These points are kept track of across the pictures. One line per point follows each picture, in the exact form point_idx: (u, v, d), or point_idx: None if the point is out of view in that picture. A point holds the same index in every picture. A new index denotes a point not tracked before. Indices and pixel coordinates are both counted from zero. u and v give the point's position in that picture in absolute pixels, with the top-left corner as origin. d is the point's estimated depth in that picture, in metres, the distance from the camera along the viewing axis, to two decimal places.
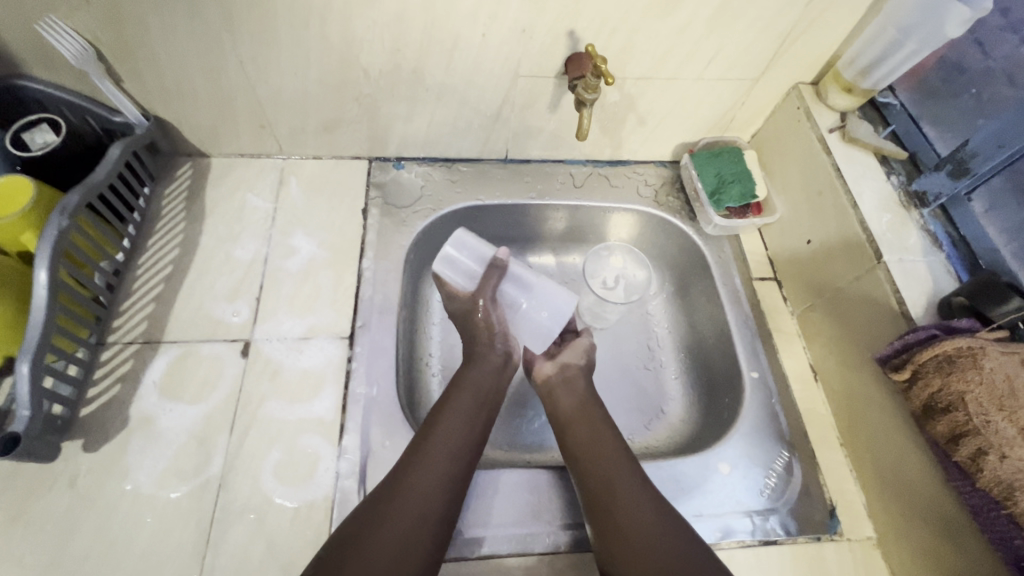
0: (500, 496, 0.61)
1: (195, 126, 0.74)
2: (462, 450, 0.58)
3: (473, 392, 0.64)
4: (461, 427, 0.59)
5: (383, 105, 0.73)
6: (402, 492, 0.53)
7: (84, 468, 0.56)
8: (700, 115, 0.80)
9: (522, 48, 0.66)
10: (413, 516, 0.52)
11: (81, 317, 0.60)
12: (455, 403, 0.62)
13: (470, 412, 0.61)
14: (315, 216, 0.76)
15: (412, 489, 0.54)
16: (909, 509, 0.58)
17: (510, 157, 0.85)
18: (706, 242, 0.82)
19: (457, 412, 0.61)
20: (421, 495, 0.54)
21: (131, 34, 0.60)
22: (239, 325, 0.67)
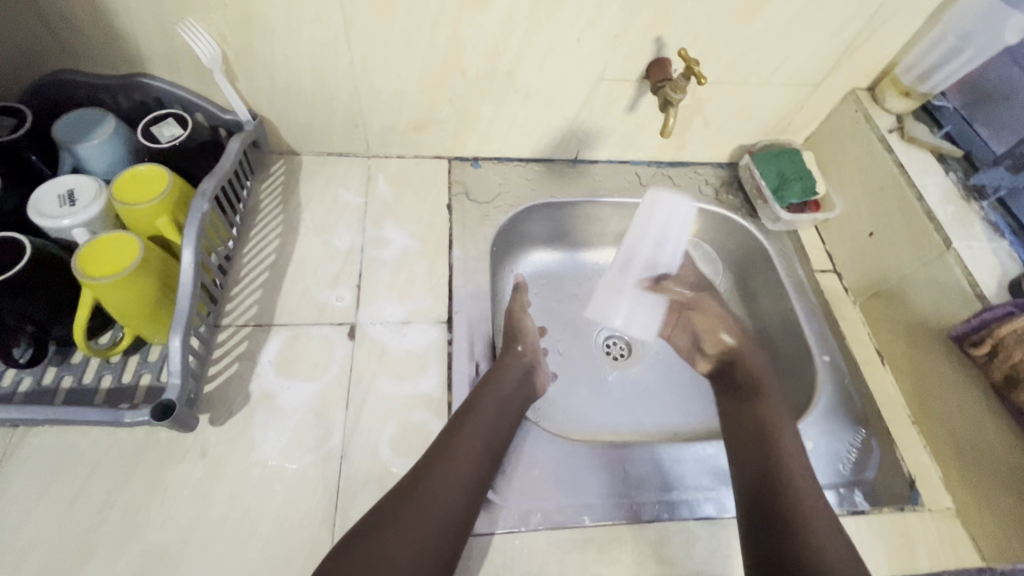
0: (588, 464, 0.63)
1: (293, 125, 0.78)
2: (472, 470, 0.56)
3: (493, 405, 0.62)
4: (477, 444, 0.58)
5: (472, 106, 0.78)
6: (409, 507, 0.52)
7: (212, 440, 0.59)
8: (761, 118, 0.86)
9: (610, 53, 0.72)
10: (429, 518, 0.52)
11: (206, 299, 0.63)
12: (476, 417, 0.60)
13: (488, 426, 0.60)
14: (405, 210, 0.80)
15: (420, 504, 0.52)
16: (989, 477, 0.62)
17: (580, 158, 0.90)
18: (768, 236, 0.87)
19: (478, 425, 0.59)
20: (429, 515, 0.52)
21: (257, 38, 0.65)
22: (343, 309, 0.70)
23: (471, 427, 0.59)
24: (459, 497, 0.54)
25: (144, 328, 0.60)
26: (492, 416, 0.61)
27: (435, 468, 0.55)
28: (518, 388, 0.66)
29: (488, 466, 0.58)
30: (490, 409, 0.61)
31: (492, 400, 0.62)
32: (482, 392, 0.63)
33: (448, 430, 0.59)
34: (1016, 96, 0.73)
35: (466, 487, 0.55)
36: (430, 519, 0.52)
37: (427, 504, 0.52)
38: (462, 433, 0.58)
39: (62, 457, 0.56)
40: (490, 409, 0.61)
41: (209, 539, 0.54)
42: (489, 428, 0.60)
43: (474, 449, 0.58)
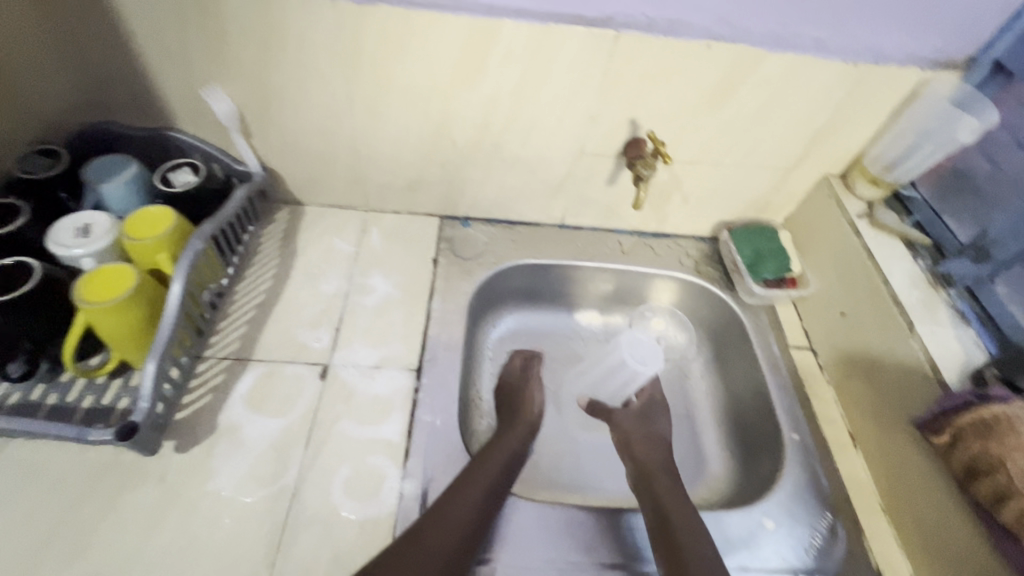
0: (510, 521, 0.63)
1: (299, 179, 0.86)
2: (472, 524, 0.57)
3: (507, 449, 0.67)
4: (479, 498, 0.59)
5: (463, 171, 0.85)
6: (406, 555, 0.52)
7: (173, 466, 0.61)
8: (739, 197, 0.90)
9: (589, 132, 0.78)
10: (453, 536, 0.55)
11: (191, 331, 0.67)
12: (480, 474, 0.62)
13: (489, 483, 0.61)
14: (392, 261, 0.85)
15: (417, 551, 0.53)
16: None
17: (565, 224, 0.95)
18: (744, 309, 0.88)
19: (480, 479, 0.61)
20: (445, 542, 0.54)
21: (272, 103, 0.74)
22: (319, 350, 0.74)
23: (475, 481, 0.61)
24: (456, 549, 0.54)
25: (129, 354, 0.65)
26: (494, 475, 0.62)
27: (436, 520, 0.56)
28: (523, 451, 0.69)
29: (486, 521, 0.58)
30: (497, 464, 0.64)
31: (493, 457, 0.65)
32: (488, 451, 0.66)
33: (453, 484, 0.60)
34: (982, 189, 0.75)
35: (463, 541, 0.55)
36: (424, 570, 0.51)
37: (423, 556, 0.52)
38: (466, 486, 0.60)
39: (30, 471, 0.59)
40: (495, 466, 0.64)
41: (150, 565, 0.55)
42: (490, 484, 0.61)
43: (474, 504, 0.58)
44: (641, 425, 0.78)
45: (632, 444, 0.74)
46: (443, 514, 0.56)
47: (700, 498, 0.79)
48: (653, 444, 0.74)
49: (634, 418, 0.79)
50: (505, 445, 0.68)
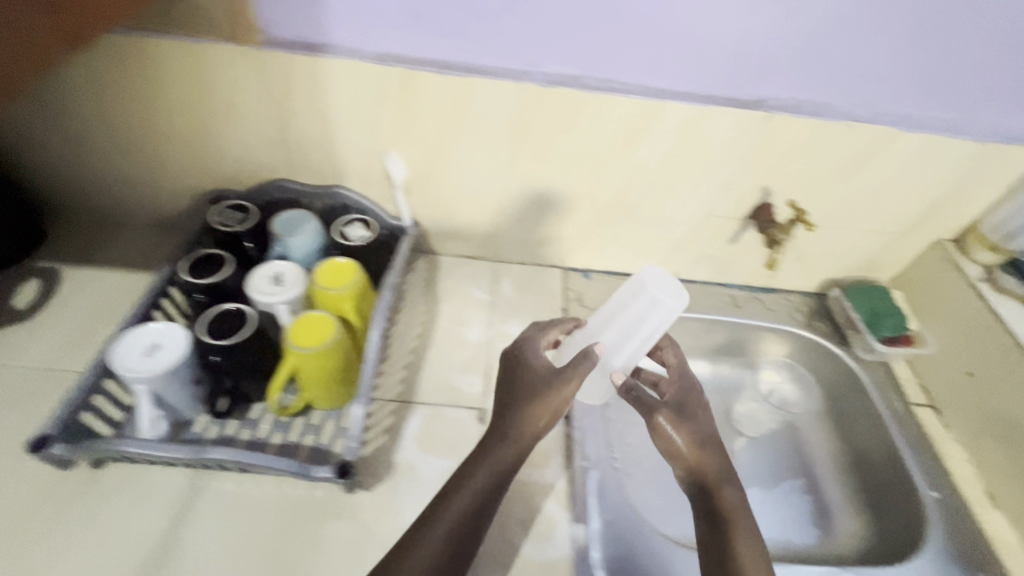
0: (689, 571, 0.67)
1: (441, 232, 0.93)
2: (471, 525, 0.57)
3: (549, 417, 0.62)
4: (470, 498, 0.58)
5: (594, 228, 0.91)
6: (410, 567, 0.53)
7: (363, 504, 0.65)
8: (851, 258, 0.94)
9: (722, 197, 0.84)
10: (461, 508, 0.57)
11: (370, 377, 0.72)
12: (476, 472, 0.59)
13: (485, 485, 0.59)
14: (527, 311, 0.91)
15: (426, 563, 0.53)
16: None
17: (679, 278, 1.00)
18: (860, 365, 0.91)
19: (476, 477, 0.59)
20: (455, 518, 0.57)
21: (438, 167, 0.82)
22: (475, 395, 0.79)
23: (469, 485, 0.58)
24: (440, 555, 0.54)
25: (316, 395, 0.70)
26: (490, 474, 0.59)
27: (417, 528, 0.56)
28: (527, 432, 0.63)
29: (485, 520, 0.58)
30: (492, 457, 0.60)
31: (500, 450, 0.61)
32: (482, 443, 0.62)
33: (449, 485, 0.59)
34: None
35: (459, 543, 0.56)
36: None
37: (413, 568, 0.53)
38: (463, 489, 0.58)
39: (237, 504, 0.64)
40: (485, 462, 0.60)
41: None
42: (484, 484, 0.59)
43: (462, 509, 0.57)
44: (687, 427, 0.63)
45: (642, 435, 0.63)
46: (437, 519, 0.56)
47: (832, 552, 0.81)
48: (703, 444, 0.63)
49: (676, 415, 0.64)
50: (513, 436, 0.62)
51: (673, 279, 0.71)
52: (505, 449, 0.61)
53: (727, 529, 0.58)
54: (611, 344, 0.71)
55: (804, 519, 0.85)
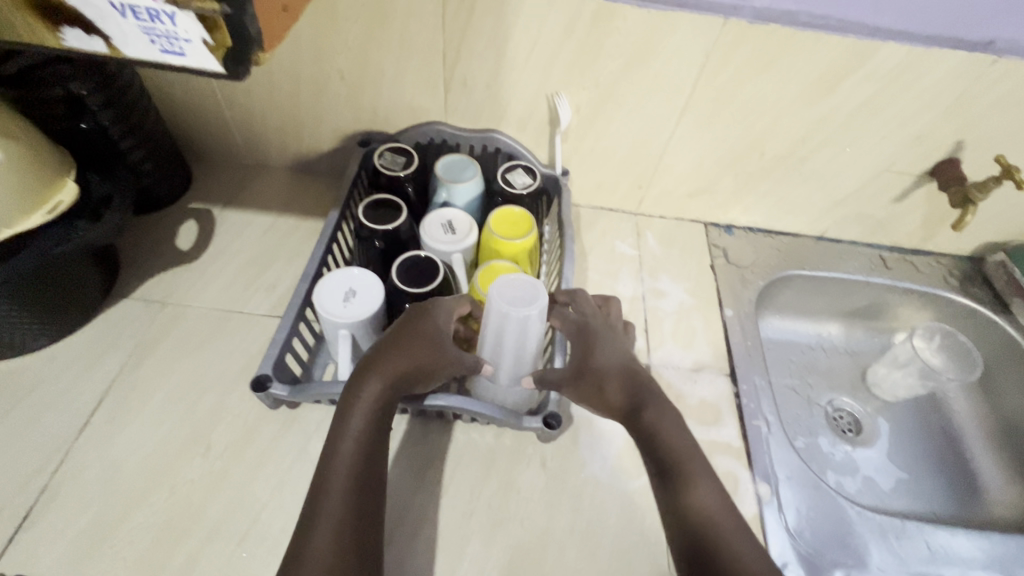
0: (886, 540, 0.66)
1: (587, 181, 0.90)
2: (370, 473, 0.49)
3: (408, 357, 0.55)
4: (361, 443, 0.50)
5: (752, 182, 0.86)
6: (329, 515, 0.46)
7: (550, 453, 0.66)
8: (1023, 221, 0.88)
9: (907, 151, 0.79)
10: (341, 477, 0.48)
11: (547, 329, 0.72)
12: (351, 420, 0.51)
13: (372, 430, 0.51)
14: (675, 266, 0.89)
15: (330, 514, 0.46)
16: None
17: (825, 236, 0.96)
18: (1023, 334, 0.88)
19: (351, 423, 0.51)
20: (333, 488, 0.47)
21: (606, 111, 0.77)
22: (637, 349, 0.78)
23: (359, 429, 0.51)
24: (358, 503, 0.47)
25: None
26: (365, 418, 0.51)
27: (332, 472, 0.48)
28: (420, 373, 0.55)
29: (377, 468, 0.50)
30: (369, 401, 0.52)
31: (362, 392, 0.53)
32: (356, 384, 0.53)
33: (336, 432, 0.51)
34: None
35: (368, 493, 0.49)
36: (338, 538, 0.45)
37: (322, 523, 0.45)
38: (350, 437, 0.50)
39: (433, 449, 0.65)
40: (353, 404, 0.52)
41: (564, 543, 0.60)
42: (361, 430, 0.51)
43: (360, 455, 0.50)
44: (618, 377, 0.58)
45: (606, 382, 0.58)
46: (339, 464, 0.49)
47: (985, 517, 0.82)
48: (620, 387, 0.58)
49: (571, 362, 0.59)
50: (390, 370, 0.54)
51: (530, 284, 0.58)
52: (366, 392, 0.52)
53: (671, 451, 0.53)
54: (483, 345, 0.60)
55: (953, 484, 0.85)
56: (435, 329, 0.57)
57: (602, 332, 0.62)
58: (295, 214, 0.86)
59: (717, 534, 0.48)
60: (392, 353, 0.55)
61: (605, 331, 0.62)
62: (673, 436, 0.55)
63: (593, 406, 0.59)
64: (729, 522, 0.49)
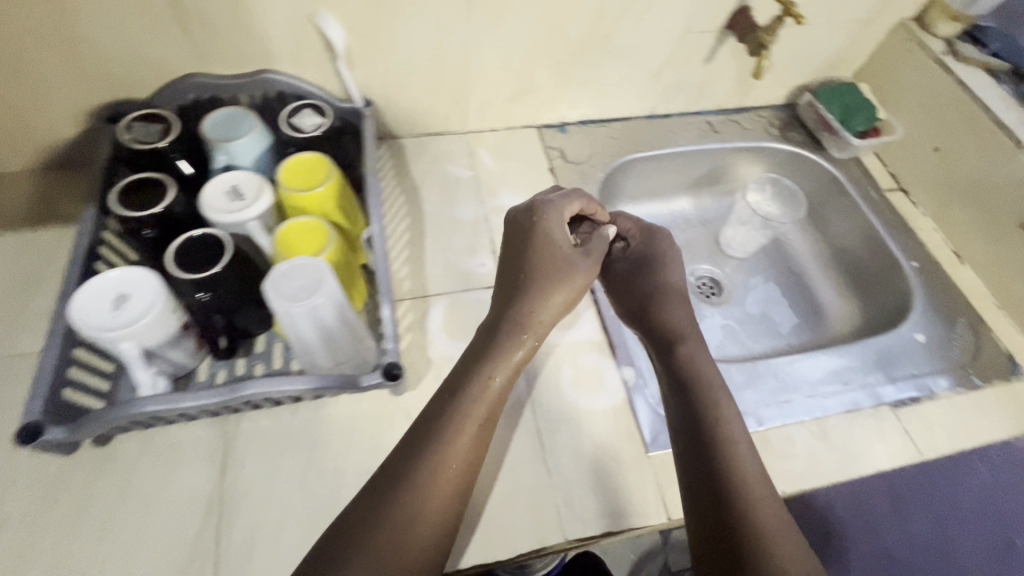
0: (742, 387, 0.71)
1: (400, 107, 0.81)
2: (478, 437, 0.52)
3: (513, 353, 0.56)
4: (472, 445, 0.51)
5: (568, 71, 0.83)
6: (423, 479, 0.48)
7: (412, 404, 0.63)
8: (819, 57, 0.93)
9: (701, 6, 0.77)
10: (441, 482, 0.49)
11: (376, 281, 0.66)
12: (495, 373, 0.54)
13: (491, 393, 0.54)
14: (514, 178, 0.85)
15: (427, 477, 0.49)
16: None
17: (655, 113, 0.96)
18: (835, 165, 0.95)
19: (471, 421, 0.51)
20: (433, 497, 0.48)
21: (385, 20, 0.68)
22: (488, 273, 0.74)
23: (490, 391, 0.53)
24: (467, 464, 0.51)
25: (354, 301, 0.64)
26: (505, 376, 0.55)
27: (437, 436, 0.50)
28: (548, 328, 0.60)
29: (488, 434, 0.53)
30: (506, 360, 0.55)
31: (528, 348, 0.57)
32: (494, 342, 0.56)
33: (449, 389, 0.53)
34: None
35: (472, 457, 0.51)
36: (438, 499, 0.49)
37: (423, 519, 0.47)
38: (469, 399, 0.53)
39: (283, 438, 0.59)
40: (507, 358, 0.55)
41: None
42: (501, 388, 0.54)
43: (478, 416, 0.52)
44: (674, 304, 0.66)
45: (671, 304, 0.66)
46: (446, 448, 0.50)
47: (832, 336, 0.90)
48: (666, 301, 0.66)
49: (629, 271, 0.70)
50: (507, 356, 0.55)
51: (303, 263, 0.51)
52: (492, 379, 0.54)
53: (693, 374, 0.59)
54: (299, 338, 0.53)
55: (800, 316, 0.93)
56: (580, 279, 0.62)
57: (659, 255, 0.70)
58: (58, 223, 0.71)
59: (739, 460, 0.52)
60: (531, 299, 0.59)
61: (678, 265, 0.70)
62: (706, 366, 0.60)
63: (619, 303, 0.70)
64: (750, 457, 0.53)
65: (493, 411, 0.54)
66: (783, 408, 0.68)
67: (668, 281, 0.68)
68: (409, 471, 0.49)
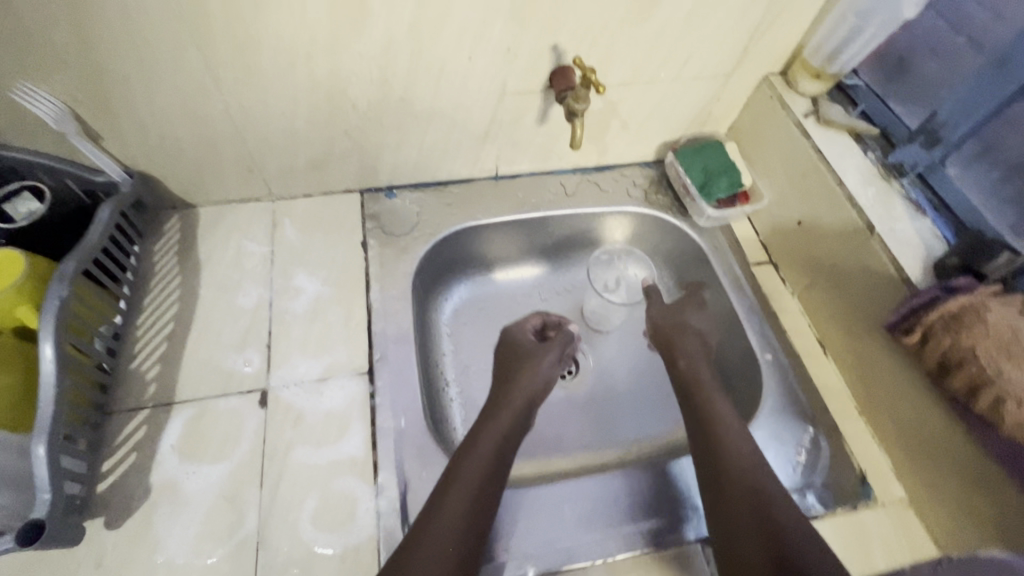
0: (570, 511, 0.63)
1: (180, 176, 0.72)
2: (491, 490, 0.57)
3: (490, 440, 0.61)
4: (471, 511, 0.55)
5: (373, 136, 0.73)
6: (440, 523, 0.53)
7: (108, 547, 0.54)
8: (680, 114, 0.82)
9: (508, 67, 0.67)
10: (443, 549, 0.51)
11: (87, 395, 0.58)
12: (480, 444, 0.60)
13: (496, 453, 0.60)
14: (317, 254, 0.75)
15: (450, 518, 0.53)
16: (920, 444, 0.61)
17: (500, 174, 0.86)
18: (700, 234, 0.84)
19: (450, 493, 0.55)
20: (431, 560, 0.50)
21: (112, 92, 0.59)
22: (252, 374, 0.65)
23: (482, 453, 0.60)
24: (469, 517, 0.54)
25: None
26: (494, 443, 0.61)
27: (452, 486, 0.56)
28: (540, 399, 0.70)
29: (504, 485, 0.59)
30: (499, 430, 0.63)
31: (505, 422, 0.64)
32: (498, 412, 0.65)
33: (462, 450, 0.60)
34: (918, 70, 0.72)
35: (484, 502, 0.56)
36: (455, 540, 0.52)
37: None
38: (470, 463, 0.58)
39: None
40: (495, 425, 0.63)
41: None
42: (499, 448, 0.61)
43: (477, 475, 0.57)
44: (703, 364, 0.72)
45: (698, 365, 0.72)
46: (442, 510, 0.54)
47: (666, 442, 0.79)
48: (693, 362, 0.72)
49: (659, 332, 0.77)
50: (497, 427, 0.63)
51: None
52: (479, 447, 0.60)
53: (733, 449, 0.61)
54: None
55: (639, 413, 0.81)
56: (537, 372, 0.70)
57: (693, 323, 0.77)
58: None
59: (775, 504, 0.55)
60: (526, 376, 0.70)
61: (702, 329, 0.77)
62: (732, 433, 0.62)
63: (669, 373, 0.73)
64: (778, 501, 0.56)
65: (489, 472, 0.58)
66: (594, 538, 0.61)
67: (683, 360, 0.72)
68: (436, 515, 0.53)
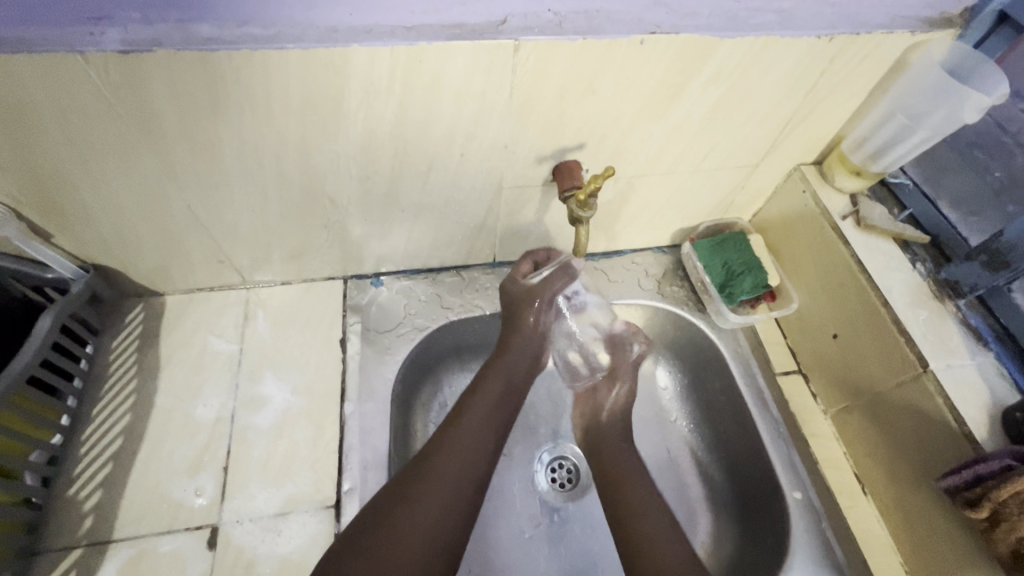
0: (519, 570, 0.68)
1: (141, 269, 0.65)
2: (486, 435, 0.57)
3: (500, 379, 0.62)
4: (477, 442, 0.56)
5: (355, 228, 0.66)
6: (434, 472, 0.53)
7: None
8: (700, 202, 0.74)
9: (506, 163, 0.60)
10: (452, 484, 0.53)
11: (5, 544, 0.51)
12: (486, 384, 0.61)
13: (498, 410, 0.60)
14: (289, 355, 0.68)
15: (440, 471, 0.53)
16: (926, 472, 0.57)
17: (499, 260, 0.77)
18: (721, 336, 0.74)
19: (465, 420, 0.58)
20: (437, 495, 0.51)
21: (59, 195, 0.53)
22: (204, 507, 0.57)
23: (480, 406, 0.59)
24: (480, 452, 0.56)
25: None
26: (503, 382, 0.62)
27: (448, 436, 0.56)
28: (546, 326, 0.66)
29: (499, 432, 0.59)
30: (497, 387, 0.61)
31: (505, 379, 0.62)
32: (493, 366, 0.62)
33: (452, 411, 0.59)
34: (967, 178, 0.67)
35: (482, 446, 0.56)
36: (450, 491, 0.52)
37: (421, 515, 0.50)
38: (462, 425, 0.57)
39: None
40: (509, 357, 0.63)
41: None
42: (496, 400, 0.60)
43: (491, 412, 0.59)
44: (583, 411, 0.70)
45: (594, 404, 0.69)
46: (450, 439, 0.56)
47: None
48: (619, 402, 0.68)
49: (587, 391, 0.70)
50: (514, 356, 0.64)
51: None
52: (488, 384, 0.61)
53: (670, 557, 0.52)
54: None
55: None
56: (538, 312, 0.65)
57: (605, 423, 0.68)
58: None
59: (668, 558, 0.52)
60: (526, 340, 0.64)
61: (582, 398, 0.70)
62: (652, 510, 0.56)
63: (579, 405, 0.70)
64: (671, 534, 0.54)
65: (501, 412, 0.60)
66: None
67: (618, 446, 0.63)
68: (426, 477, 0.53)
